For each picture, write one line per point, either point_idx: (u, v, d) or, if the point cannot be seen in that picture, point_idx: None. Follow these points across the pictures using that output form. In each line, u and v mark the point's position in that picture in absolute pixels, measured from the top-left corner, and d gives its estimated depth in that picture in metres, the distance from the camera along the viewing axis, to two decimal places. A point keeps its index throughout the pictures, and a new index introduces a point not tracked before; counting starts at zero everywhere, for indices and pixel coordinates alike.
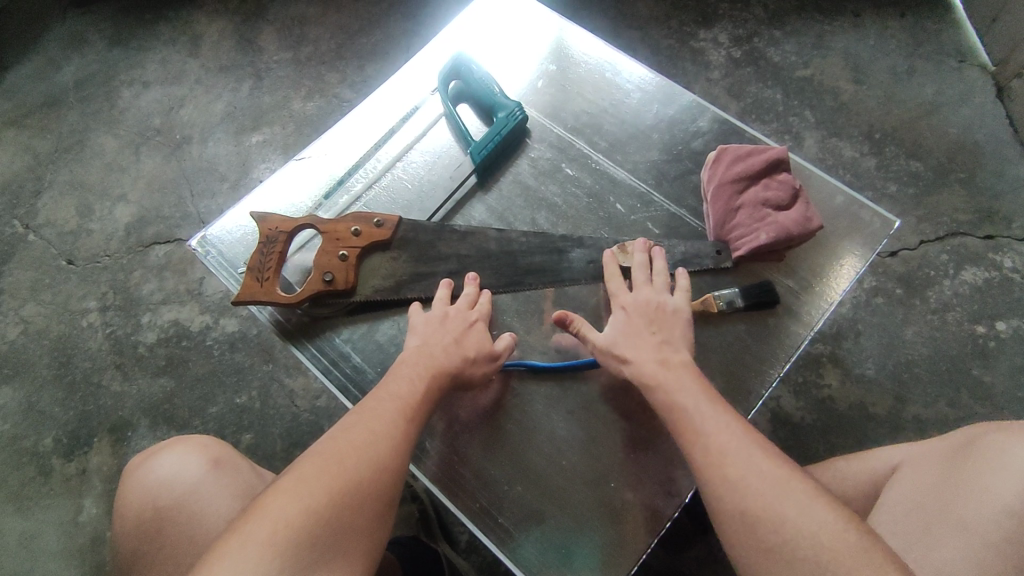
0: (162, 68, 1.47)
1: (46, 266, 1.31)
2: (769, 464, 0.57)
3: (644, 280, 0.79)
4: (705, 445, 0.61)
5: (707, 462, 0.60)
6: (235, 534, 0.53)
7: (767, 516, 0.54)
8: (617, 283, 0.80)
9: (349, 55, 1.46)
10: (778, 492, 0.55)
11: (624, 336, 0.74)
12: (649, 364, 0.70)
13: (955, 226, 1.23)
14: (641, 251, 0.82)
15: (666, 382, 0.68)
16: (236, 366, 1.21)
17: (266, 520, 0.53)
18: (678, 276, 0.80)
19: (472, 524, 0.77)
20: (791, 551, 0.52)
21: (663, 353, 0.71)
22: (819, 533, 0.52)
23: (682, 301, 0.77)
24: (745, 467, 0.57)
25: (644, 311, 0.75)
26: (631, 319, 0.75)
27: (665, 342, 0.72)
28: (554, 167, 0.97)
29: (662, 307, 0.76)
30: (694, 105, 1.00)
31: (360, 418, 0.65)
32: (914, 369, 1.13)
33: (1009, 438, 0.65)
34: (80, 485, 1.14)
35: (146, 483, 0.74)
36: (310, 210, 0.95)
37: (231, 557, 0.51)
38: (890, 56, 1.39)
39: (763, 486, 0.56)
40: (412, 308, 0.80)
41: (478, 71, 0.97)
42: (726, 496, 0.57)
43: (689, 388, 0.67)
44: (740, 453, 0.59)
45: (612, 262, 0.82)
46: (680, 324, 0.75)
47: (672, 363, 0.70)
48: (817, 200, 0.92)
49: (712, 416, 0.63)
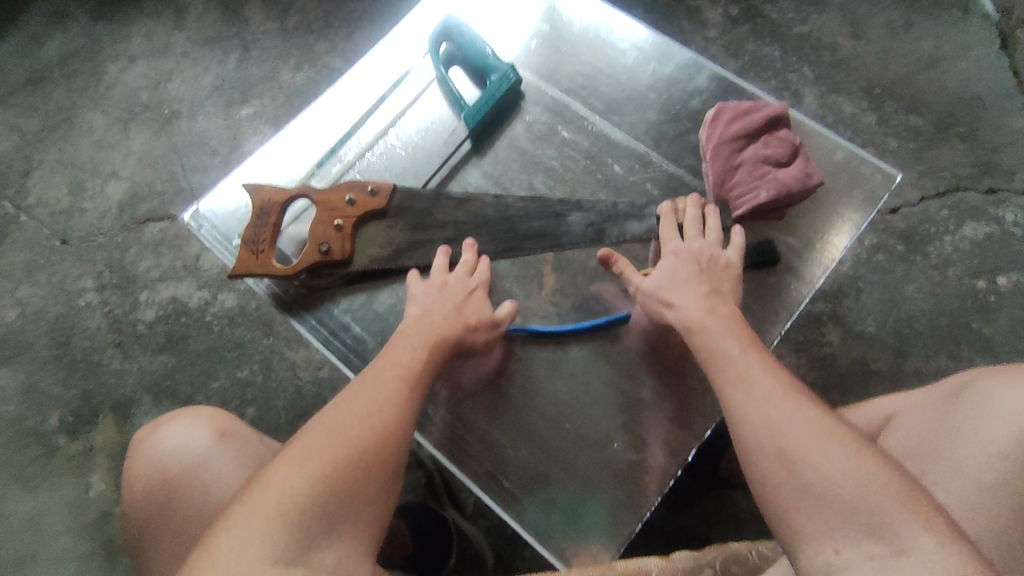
0: (146, 41, 1.43)
1: (40, 247, 1.29)
2: (811, 412, 0.57)
3: (695, 233, 0.78)
4: (747, 390, 0.61)
5: (748, 406, 0.60)
6: (241, 505, 0.53)
7: (806, 458, 0.54)
8: (670, 231, 0.79)
9: (337, 22, 1.42)
10: (822, 438, 0.55)
11: (674, 284, 0.74)
12: (697, 310, 0.71)
13: (956, 180, 1.22)
14: (694, 206, 0.81)
15: (713, 328, 0.68)
16: (236, 341, 1.21)
17: (270, 491, 0.54)
18: (733, 233, 0.79)
19: (477, 489, 0.78)
20: (829, 494, 0.52)
21: (714, 302, 0.71)
22: (862, 478, 0.51)
23: (733, 256, 0.77)
24: (788, 413, 0.57)
25: (695, 263, 0.75)
26: (682, 268, 0.75)
27: (714, 292, 0.73)
28: (549, 130, 0.95)
29: (713, 259, 0.76)
30: (691, 63, 0.98)
31: (364, 386, 0.65)
32: (914, 325, 1.13)
33: (998, 382, 0.65)
34: (87, 461, 1.15)
35: (154, 455, 0.75)
36: (302, 181, 0.93)
37: (237, 529, 0.51)
38: (891, 8, 1.35)
39: (807, 431, 0.56)
40: (411, 277, 0.79)
41: (470, 33, 0.94)
42: (765, 437, 0.57)
43: (734, 337, 0.67)
44: (785, 399, 0.59)
45: (669, 212, 0.81)
46: (729, 279, 0.75)
47: (722, 311, 0.70)
48: (817, 156, 0.90)
49: (755, 365, 0.63)
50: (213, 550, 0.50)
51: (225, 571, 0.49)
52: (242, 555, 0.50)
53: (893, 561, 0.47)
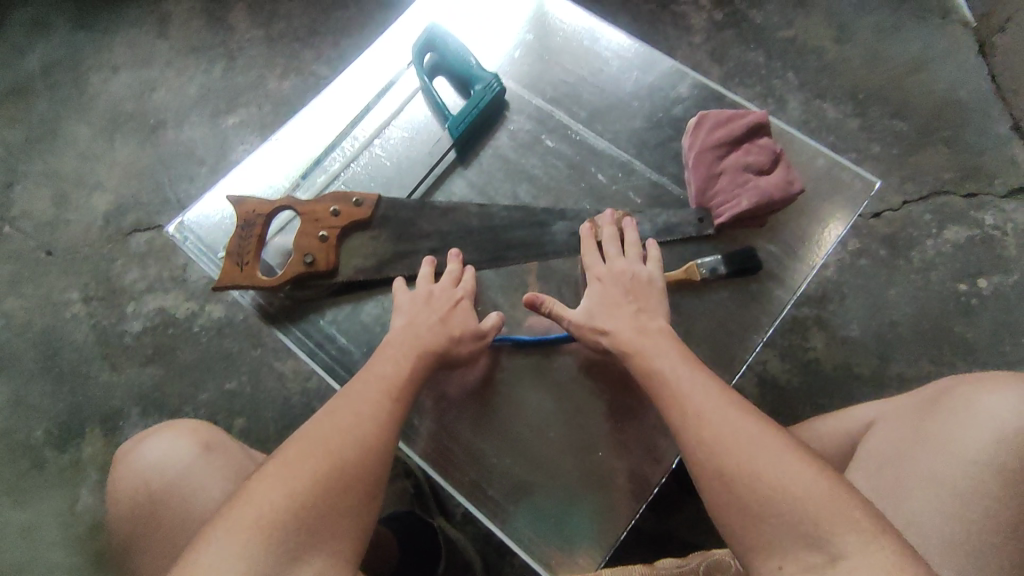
0: (131, 51, 1.43)
1: (26, 259, 1.29)
2: (750, 422, 0.58)
3: (616, 253, 0.79)
4: (686, 407, 0.61)
5: (687, 424, 0.60)
6: (219, 521, 0.53)
7: (744, 474, 0.55)
8: (591, 256, 0.80)
9: (323, 30, 1.42)
10: (757, 451, 0.55)
11: (601, 307, 0.74)
12: (629, 332, 0.71)
13: (938, 185, 1.23)
14: (608, 224, 0.82)
15: (649, 347, 0.69)
16: (224, 352, 1.21)
17: (248, 507, 0.54)
18: (649, 246, 0.80)
19: (463, 499, 0.78)
20: (768, 507, 0.52)
21: (641, 320, 0.72)
22: (795, 490, 0.52)
23: (656, 269, 0.78)
24: (726, 427, 0.58)
25: (616, 282, 0.76)
26: (607, 292, 0.75)
27: (642, 311, 0.73)
28: (533, 139, 0.96)
29: (636, 277, 0.76)
30: (673, 71, 0.99)
31: (343, 399, 0.65)
32: (897, 329, 1.14)
33: (975, 391, 0.65)
34: (75, 475, 1.14)
35: (136, 469, 0.75)
36: (287, 191, 0.94)
37: (212, 546, 0.51)
38: (873, 14, 1.37)
39: (745, 442, 0.56)
40: (396, 287, 0.79)
41: (453, 43, 0.94)
42: (706, 452, 0.58)
43: (670, 353, 0.68)
44: (720, 412, 0.59)
45: (587, 235, 0.82)
46: (655, 294, 0.75)
47: (652, 330, 0.71)
48: (798, 163, 0.91)
49: (692, 379, 0.64)
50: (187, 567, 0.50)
51: None
52: (217, 570, 0.50)
53: (827, 570, 0.48)
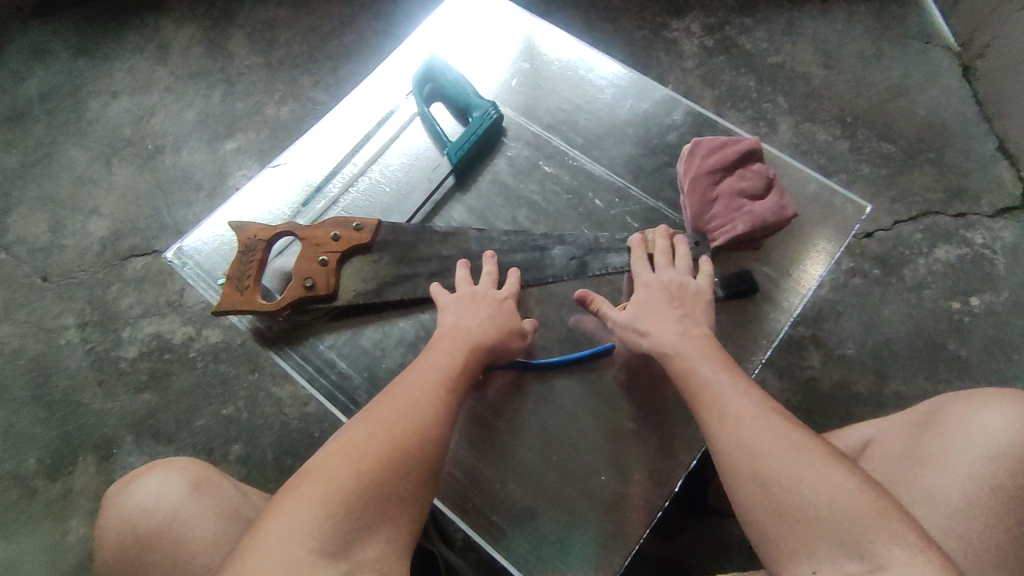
0: (129, 78, 1.45)
1: (20, 285, 1.28)
2: (785, 430, 0.59)
3: (666, 264, 0.80)
4: (723, 412, 0.62)
5: (724, 429, 0.61)
6: (290, 496, 0.55)
7: (779, 478, 0.55)
8: (641, 264, 0.80)
9: (321, 57, 1.45)
10: (793, 457, 0.56)
11: (648, 311, 0.74)
12: (671, 336, 0.71)
13: (927, 205, 1.26)
14: (661, 236, 0.83)
15: (687, 352, 0.69)
16: (221, 377, 1.20)
17: (318, 484, 0.56)
18: (701, 262, 0.81)
19: (464, 524, 0.77)
20: (804, 515, 0.53)
21: (687, 325, 0.72)
22: (832, 495, 0.53)
23: (704, 284, 0.78)
24: (759, 434, 0.59)
25: (663, 289, 0.76)
26: (655, 298, 0.75)
27: (685, 316, 0.73)
28: (531, 165, 0.97)
29: (685, 287, 0.76)
30: (666, 99, 1.01)
31: (402, 387, 0.67)
32: (893, 347, 1.15)
33: (971, 408, 0.66)
34: (67, 505, 1.12)
35: (125, 512, 0.73)
36: (287, 218, 0.94)
37: (285, 517, 0.53)
38: (858, 40, 1.41)
39: (780, 448, 0.57)
40: (435, 292, 0.81)
41: (451, 73, 0.97)
42: (740, 459, 0.58)
43: (707, 358, 0.68)
44: (758, 419, 0.60)
45: (637, 244, 0.83)
46: (702, 305, 0.76)
47: (695, 335, 0.71)
48: (791, 188, 0.93)
49: (728, 386, 0.64)
50: (260, 540, 0.52)
51: (270, 553, 0.51)
52: (289, 542, 0.52)
53: None
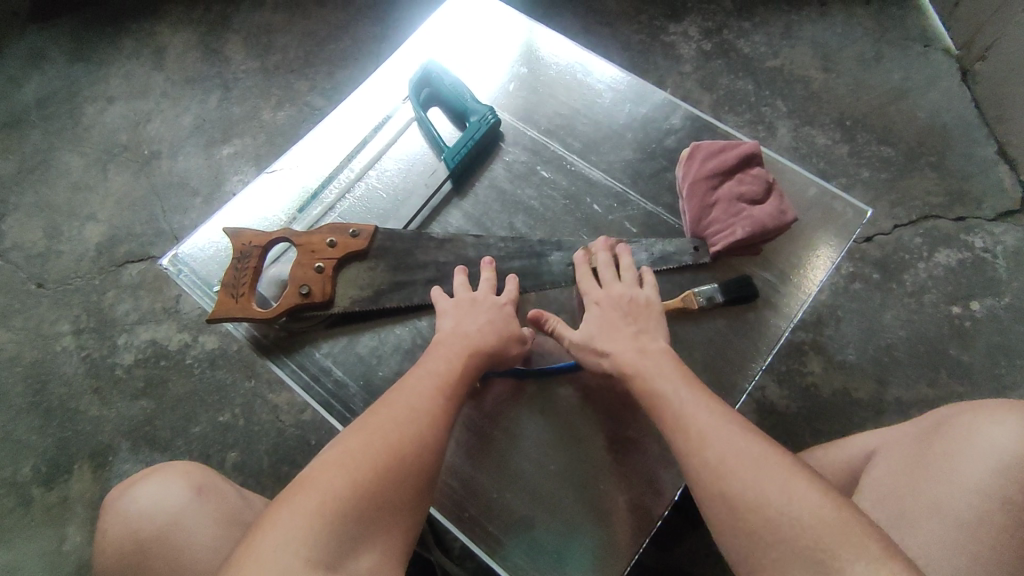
0: (126, 83, 1.44)
1: (16, 291, 1.27)
2: (746, 443, 0.58)
3: (612, 278, 0.79)
4: (688, 430, 0.61)
5: (690, 447, 0.60)
6: (284, 505, 0.54)
7: (746, 496, 0.54)
8: (588, 282, 0.80)
9: (318, 62, 1.44)
10: (757, 472, 0.55)
11: (602, 329, 0.74)
12: (628, 355, 0.70)
13: (927, 209, 1.25)
14: (603, 250, 0.82)
15: (645, 370, 0.68)
16: (218, 384, 1.19)
17: (314, 492, 0.55)
18: (644, 272, 0.80)
19: (461, 534, 0.76)
20: (773, 532, 0.51)
21: (641, 342, 0.72)
22: (797, 512, 0.51)
23: (653, 293, 0.78)
24: (724, 449, 0.58)
25: (613, 304, 0.76)
26: (606, 314, 0.75)
27: (640, 332, 0.73)
28: (528, 170, 0.96)
29: (635, 300, 0.76)
30: (665, 103, 1.01)
31: (399, 394, 0.66)
32: (894, 353, 1.15)
33: (977, 419, 0.66)
34: (62, 513, 1.11)
35: (125, 516, 0.72)
36: (283, 224, 0.93)
37: (279, 527, 0.52)
38: (857, 44, 1.41)
39: (743, 463, 0.56)
40: (434, 296, 0.80)
41: (449, 78, 0.96)
42: (706, 476, 0.57)
43: (667, 375, 0.67)
44: (720, 434, 0.59)
45: (581, 261, 0.82)
46: (654, 316, 0.75)
47: (651, 350, 0.70)
48: (791, 193, 0.92)
49: (691, 402, 0.63)
50: (256, 550, 0.50)
51: (265, 563, 0.49)
52: (284, 552, 0.50)
53: None
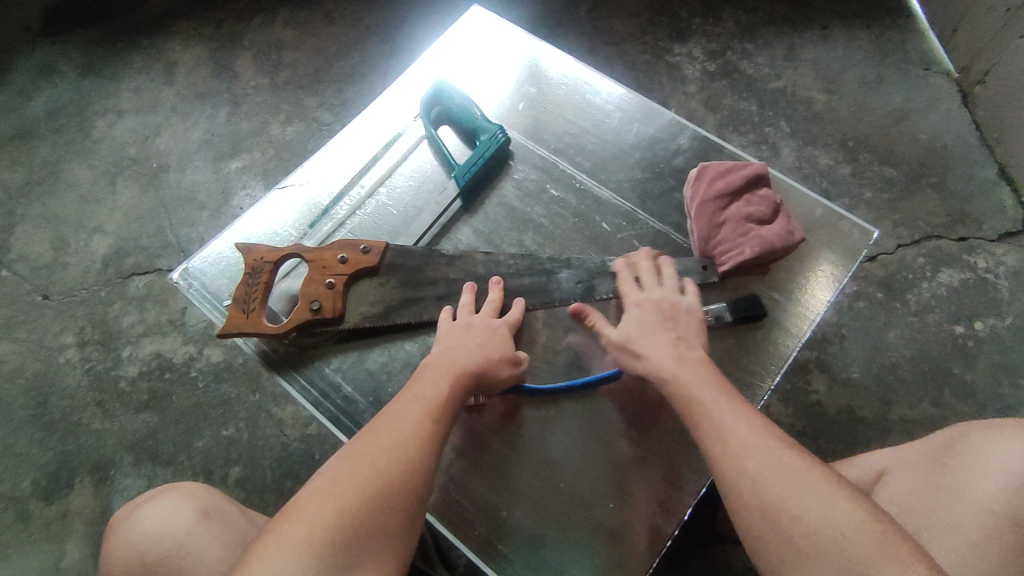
0: (136, 97, 1.46)
1: (21, 302, 1.27)
2: (787, 456, 0.58)
3: (654, 284, 0.81)
4: (724, 441, 0.61)
5: (726, 454, 0.60)
6: (272, 537, 0.54)
7: (787, 507, 0.54)
8: (629, 285, 0.81)
9: (327, 79, 1.46)
10: (801, 485, 0.55)
11: (640, 332, 0.75)
12: (667, 357, 0.71)
13: (930, 229, 1.26)
14: (647, 258, 0.84)
15: (683, 377, 0.68)
16: (222, 397, 1.19)
17: (301, 523, 0.55)
18: (686, 282, 0.82)
19: (471, 554, 0.76)
20: (813, 545, 0.52)
21: (680, 348, 0.72)
22: (842, 526, 0.52)
23: (694, 301, 0.79)
24: (764, 461, 0.58)
25: (653, 308, 0.77)
26: (646, 317, 0.76)
27: (680, 338, 0.73)
28: (538, 189, 0.97)
29: (676, 306, 0.77)
30: (672, 123, 1.02)
31: (387, 419, 0.66)
32: (898, 372, 1.15)
33: (987, 437, 0.66)
34: (62, 527, 1.10)
35: (131, 540, 0.72)
36: (295, 239, 0.94)
37: (269, 560, 0.52)
38: (858, 66, 1.43)
39: (784, 476, 0.56)
40: (440, 317, 0.81)
41: (459, 97, 0.97)
42: (744, 485, 0.57)
43: (705, 383, 0.67)
44: (760, 447, 0.59)
45: (623, 266, 0.84)
46: (694, 323, 0.76)
47: (690, 358, 0.70)
48: (798, 213, 0.94)
49: (728, 414, 0.63)
50: None
51: None
52: None
53: None
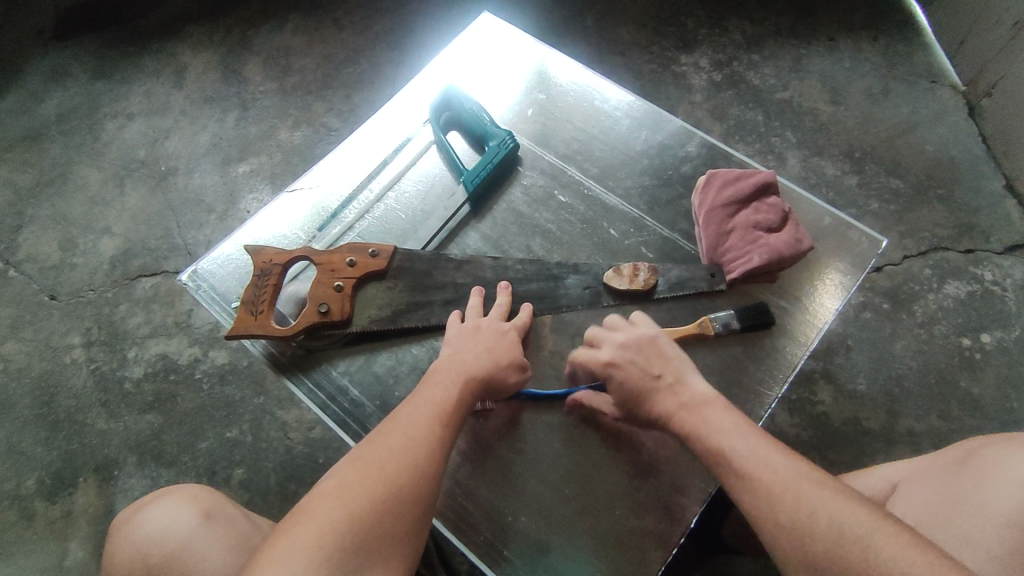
0: (146, 100, 1.47)
1: (29, 302, 1.28)
2: (816, 497, 0.56)
3: (608, 342, 0.77)
4: (753, 490, 0.59)
5: (757, 506, 0.59)
6: (283, 538, 0.54)
7: (829, 557, 0.52)
8: (587, 359, 0.77)
9: (335, 85, 1.47)
10: (837, 528, 0.53)
11: (639, 396, 0.73)
12: (677, 416, 0.69)
13: (936, 241, 1.26)
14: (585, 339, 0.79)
15: (702, 426, 0.67)
16: (226, 400, 1.19)
17: (312, 525, 0.55)
18: (636, 318, 0.79)
19: (477, 559, 0.76)
20: None
21: (680, 396, 0.70)
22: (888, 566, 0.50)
23: (653, 328, 0.77)
24: (794, 508, 0.56)
25: (635, 354, 0.75)
26: (632, 378, 0.73)
27: (676, 382, 0.72)
28: (547, 195, 0.98)
29: (646, 352, 0.74)
30: (681, 131, 1.03)
31: (396, 423, 0.66)
32: (904, 383, 1.14)
33: (1004, 452, 0.66)
34: (64, 528, 1.10)
35: (134, 541, 0.72)
36: (303, 242, 0.94)
37: (279, 560, 0.52)
38: (864, 78, 1.43)
39: (819, 522, 0.54)
40: (450, 319, 0.81)
41: (469, 103, 0.98)
42: (782, 539, 0.56)
43: (726, 427, 0.65)
44: (789, 492, 0.57)
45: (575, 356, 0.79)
46: (668, 352, 0.74)
47: (696, 404, 0.69)
48: (806, 222, 0.94)
49: (753, 454, 0.62)
50: None
51: None
52: None
53: None
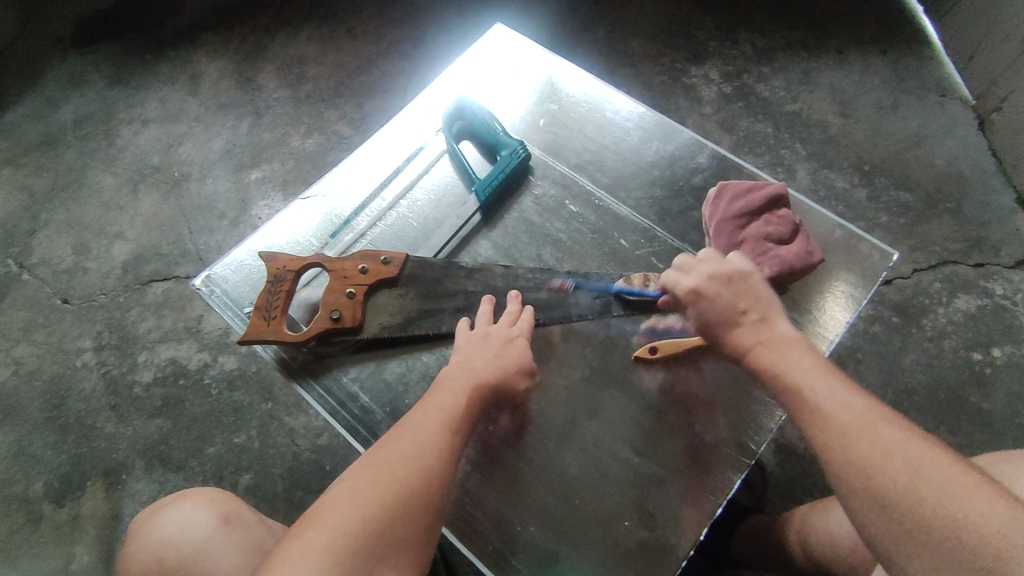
0: (161, 107, 1.49)
1: (41, 306, 1.29)
2: (894, 434, 0.54)
3: (700, 271, 0.76)
4: (829, 425, 0.58)
5: (829, 440, 0.57)
6: (294, 542, 0.54)
7: (898, 491, 0.51)
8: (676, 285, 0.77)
9: (348, 94, 1.49)
10: (913, 466, 0.52)
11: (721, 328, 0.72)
12: (756, 350, 0.68)
13: (946, 255, 1.26)
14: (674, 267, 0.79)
15: (781, 363, 0.65)
16: (235, 405, 1.19)
17: (323, 529, 0.55)
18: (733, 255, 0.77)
19: (484, 569, 0.75)
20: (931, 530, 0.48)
21: (763, 333, 0.69)
22: (962, 506, 0.48)
23: (748, 266, 0.75)
24: (869, 444, 0.54)
25: (724, 286, 0.73)
26: (716, 310, 0.72)
27: (762, 320, 0.70)
28: (557, 205, 0.98)
29: (736, 286, 0.73)
30: (691, 142, 1.03)
31: (407, 429, 0.66)
32: (914, 397, 1.14)
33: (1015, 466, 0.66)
34: (71, 532, 1.10)
35: (151, 542, 0.72)
36: (316, 249, 0.95)
37: (290, 564, 0.52)
38: (874, 91, 1.44)
39: (894, 460, 0.53)
40: (458, 326, 0.80)
41: (481, 112, 0.99)
42: (852, 474, 0.54)
43: (807, 367, 0.64)
44: (867, 429, 0.56)
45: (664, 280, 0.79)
46: (761, 292, 0.72)
47: (780, 341, 0.68)
48: (816, 234, 0.94)
49: (832, 395, 0.60)
50: None
51: None
52: None
53: None
